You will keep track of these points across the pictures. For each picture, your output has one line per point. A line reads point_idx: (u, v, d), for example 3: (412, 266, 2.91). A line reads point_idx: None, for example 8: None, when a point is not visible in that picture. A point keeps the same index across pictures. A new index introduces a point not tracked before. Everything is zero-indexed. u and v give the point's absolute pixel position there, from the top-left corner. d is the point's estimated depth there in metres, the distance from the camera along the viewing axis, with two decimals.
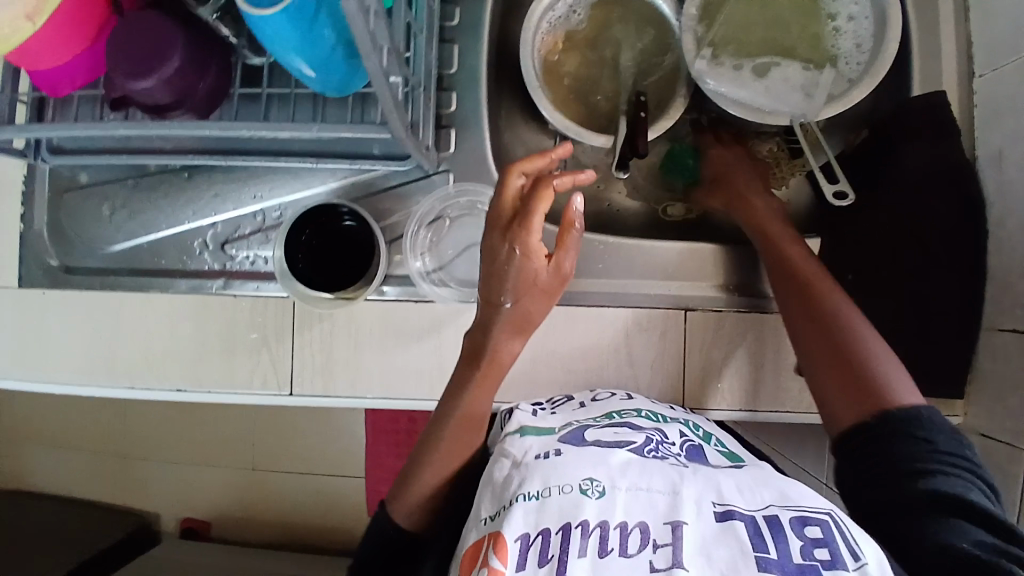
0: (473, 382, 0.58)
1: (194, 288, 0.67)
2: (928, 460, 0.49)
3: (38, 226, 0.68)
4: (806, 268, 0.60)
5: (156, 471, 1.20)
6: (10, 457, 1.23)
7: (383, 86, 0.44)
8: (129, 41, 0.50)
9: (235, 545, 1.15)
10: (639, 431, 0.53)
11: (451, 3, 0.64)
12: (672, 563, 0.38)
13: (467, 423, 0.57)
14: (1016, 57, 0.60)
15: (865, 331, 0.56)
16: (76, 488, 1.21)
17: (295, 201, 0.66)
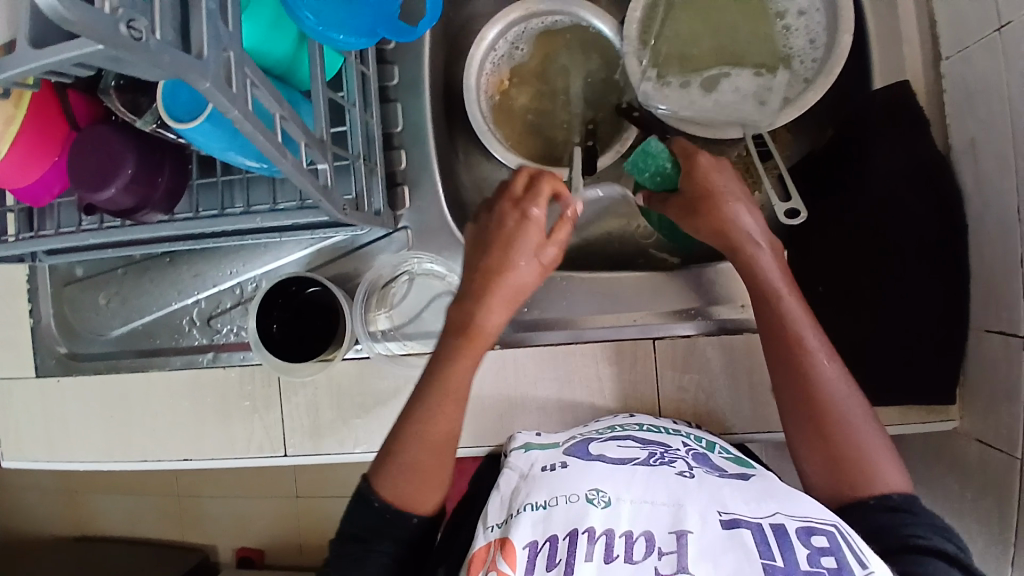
0: (429, 429, 0.53)
1: (187, 364, 0.71)
2: (916, 533, 0.45)
3: (46, 319, 0.74)
4: (789, 308, 0.54)
5: (210, 506, 1.25)
6: (78, 505, 1.31)
7: (304, 184, 0.45)
8: (85, 158, 0.56)
9: (290, 571, 1.19)
10: (643, 445, 0.52)
11: (388, 63, 0.66)
12: (678, 568, 0.36)
13: (428, 476, 0.53)
14: (977, 39, 0.56)
15: (856, 414, 0.51)
16: (140, 529, 1.28)
17: (268, 271, 0.70)
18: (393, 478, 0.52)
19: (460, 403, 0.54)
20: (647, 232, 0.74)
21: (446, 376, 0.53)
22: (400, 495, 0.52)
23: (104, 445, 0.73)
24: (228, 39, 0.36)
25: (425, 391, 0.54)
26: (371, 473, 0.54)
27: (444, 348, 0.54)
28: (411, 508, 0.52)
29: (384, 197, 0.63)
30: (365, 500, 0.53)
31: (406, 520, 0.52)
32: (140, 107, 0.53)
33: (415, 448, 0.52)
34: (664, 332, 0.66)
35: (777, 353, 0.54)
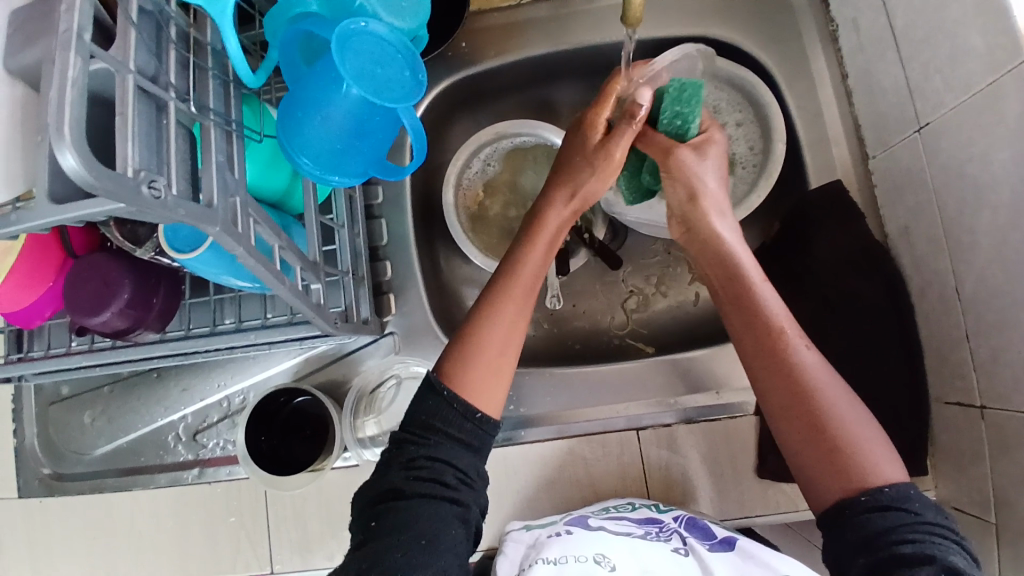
0: (495, 317, 0.56)
1: (172, 481, 0.70)
2: (910, 531, 0.45)
3: (30, 439, 0.73)
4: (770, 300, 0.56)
5: None
6: None
7: (297, 303, 0.50)
8: (82, 285, 0.59)
9: None
10: (636, 525, 0.60)
11: (373, 184, 0.72)
12: None
13: (495, 373, 0.54)
14: (901, 138, 0.62)
15: (836, 395, 0.51)
16: None
17: (255, 383, 0.71)
18: (463, 370, 0.54)
19: (528, 307, 0.58)
20: (621, 322, 0.78)
21: (515, 282, 0.57)
22: (467, 386, 0.53)
23: (86, 570, 0.70)
24: (232, 187, 0.42)
25: (498, 279, 0.58)
26: (440, 365, 0.55)
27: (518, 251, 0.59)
28: (476, 403, 0.53)
29: (371, 307, 0.67)
30: (433, 389, 0.53)
31: (466, 418, 0.52)
32: (139, 237, 0.55)
33: (490, 343, 0.55)
34: (646, 421, 0.68)
35: (766, 358, 0.53)
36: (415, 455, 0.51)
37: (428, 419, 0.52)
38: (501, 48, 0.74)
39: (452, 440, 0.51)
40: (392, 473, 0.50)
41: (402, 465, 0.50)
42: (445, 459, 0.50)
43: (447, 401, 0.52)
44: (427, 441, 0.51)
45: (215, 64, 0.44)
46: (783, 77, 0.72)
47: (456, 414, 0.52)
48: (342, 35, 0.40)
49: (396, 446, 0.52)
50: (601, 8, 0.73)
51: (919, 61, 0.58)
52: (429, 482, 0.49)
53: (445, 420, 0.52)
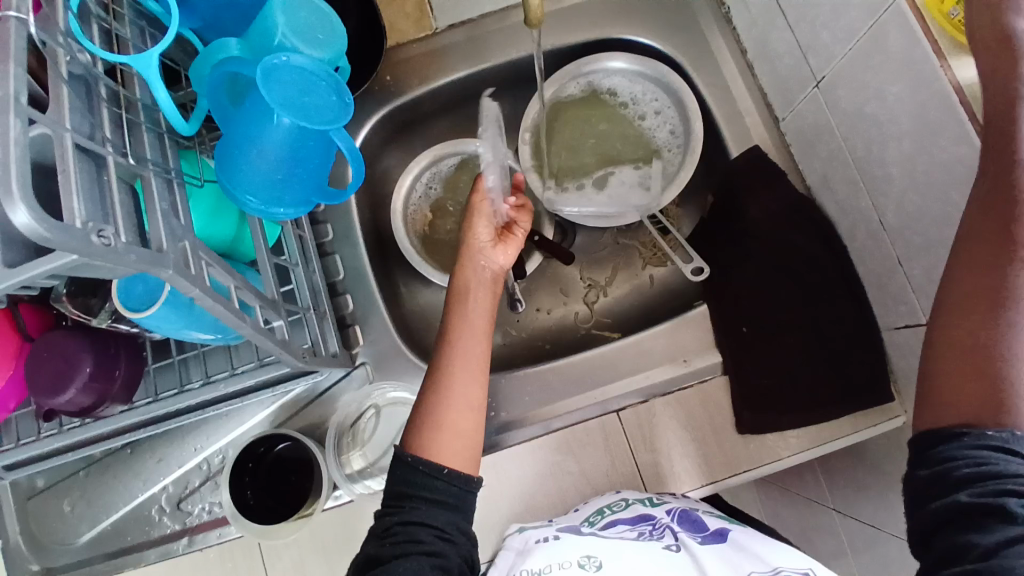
0: (442, 375, 0.58)
1: (163, 555, 0.68)
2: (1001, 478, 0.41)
3: (12, 538, 0.70)
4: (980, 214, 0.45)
5: None
6: None
7: (262, 340, 0.51)
8: (42, 368, 0.58)
9: None
10: (632, 526, 0.59)
11: (321, 222, 0.74)
12: None
13: (455, 430, 0.56)
14: (803, 95, 0.68)
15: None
16: None
17: (233, 439, 0.70)
18: (423, 434, 0.55)
19: (476, 359, 0.60)
20: (585, 316, 0.81)
21: (453, 339, 0.60)
22: (429, 446, 0.54)
23: None
24: (180, 233, 0.43)
25: (441, 341, 0.61)
26: (405, 438, 0.56)
27: (451, 313, 0.63)
28: (441, 460, 0.54)
29: (337, 340, 0.67)
30: (400, 460, 0.53)
31: (436, 477, 0.52)
32: (92, 307, 0.56)
33: (444, 406, 0.56)
34: (623, 402, 0.70)
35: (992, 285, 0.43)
36: (390, 523, 0.51)
37: (400, 488, 0.52)
38: (425, 74, 0.77)
39: (426, 502, 0.51)
40: (370, 544, 0.51)
41: (379, 536, 0.51)
42: (419, 521, 0.50)
43: (412, 465, 0.53)
44: (402, 508, 0.51)
45: (148, 118, 0.45)
46: (688, 61, 0.77)
47: (421, 475, 0.52)
48: (265, 71, 0.42)
49: (377, 519, 0.52)
50: (511, 24, 0.77)
51: (805, 22, 0.63)
52: (404, 543, 0.49)
53: (413, 484, 0.52)
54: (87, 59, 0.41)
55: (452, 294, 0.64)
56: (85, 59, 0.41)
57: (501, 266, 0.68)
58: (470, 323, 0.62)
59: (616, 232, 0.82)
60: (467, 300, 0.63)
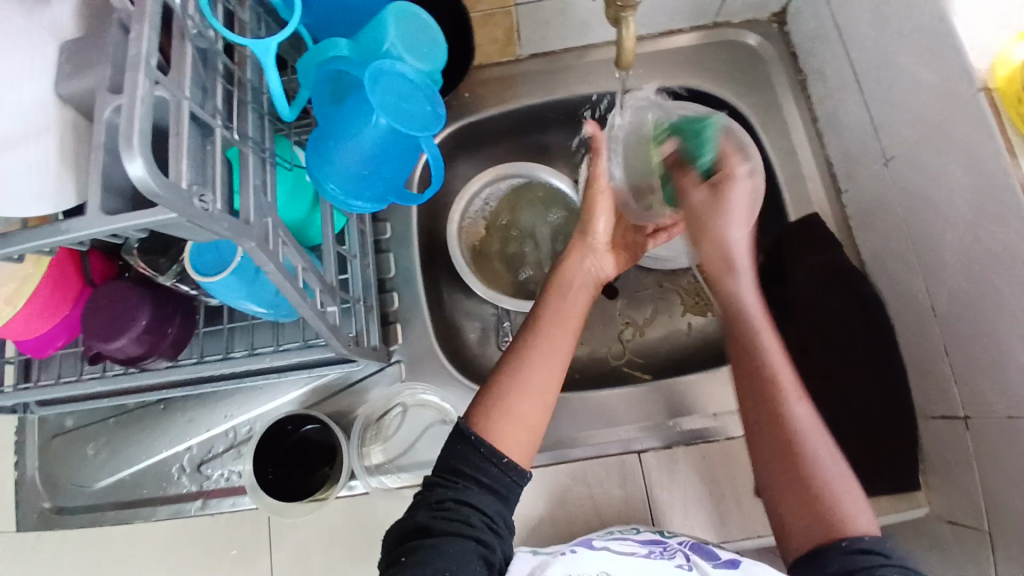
0: (521, 364, 0.58)
1: (174, 513, 0.69)
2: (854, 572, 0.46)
3: (30, 472, 0.72)
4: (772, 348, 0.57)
5: None
6: None
7: (316, 323, 0.53)
8: (101, 312, 0.61)
9: None
10: (641, 546, 0.60)
11: (382, 220, 0.76)
12: None
13: (523, 420, 0.55)
14: (870, 171, 0.68)
15: (822, 444, 0.53)
16: None
17: (262, 413, 0.72)
18: (490, 418, 0.55)
19: (556, 354, 0.59)
20: (618, 352, 0.81)
21: (539, 331, 0.61)
22: (491, 430, 0.54)
23: None
24: (265, 209, 0.46)
25: (526, 330, 0.61)
26: (469, 415, 0.56)
27: (546, 303, 0.64)
28: (501, 447, 0.54)
29: (379, 335, 0.69)
30: (461, 435, 0.54)
31: (492, 462, 0.52)
32: (160, 265, 0.59)
33: (515, 395, 0.56)
34: (646, 444, 0.70)
35: (770, 415, 0.54)
36: (442, 497, 0.51)
37: (457, 465, 0.53)
38: (501, 97, 0.80)
39: (480, 486, 0.52)
40: (419, 513, 0.51)
41: (429, 506, 0.51)
42: (471, 504, 0.50)
43: (475, 445, 0.53)
44: (455, 485, 0.51)
45: (254, 98, 0.48)
46: (758, 121, 0.79)
47: (480, 456, 0.52)
48: (373, 73, 0.45)
49: (427, 490, 0.52)
50: (591, 62, 0.80)
51: (880, 101, 0.64)
52: (455, 523, 0.49)
53: (472, 464, 0.52)
54: (213, 37, 0.43)
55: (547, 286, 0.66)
56: (211, 35, 0.43)
57: (604, 275, 0.70)
58: (564, 318, 0.62)
59: (660, 276, 0.83)
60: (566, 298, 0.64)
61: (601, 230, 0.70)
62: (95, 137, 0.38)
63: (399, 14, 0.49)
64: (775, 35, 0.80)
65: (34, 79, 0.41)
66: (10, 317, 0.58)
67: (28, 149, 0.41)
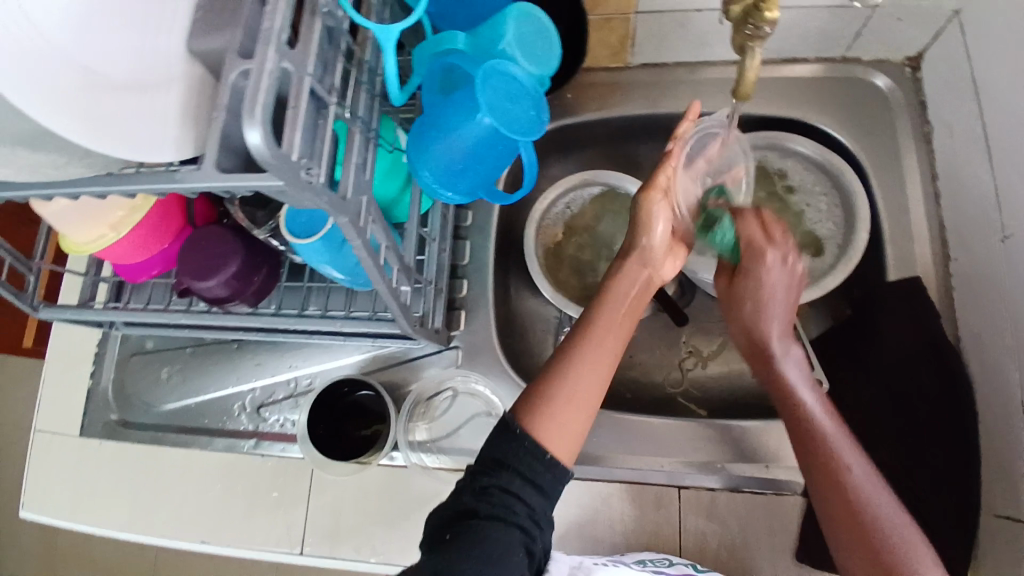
0: (575, 364, 0.57)
1: (228, 447, 0.75)
2: None
3: (105, 382, 0.81)
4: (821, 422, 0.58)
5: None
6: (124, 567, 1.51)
7: (388, 301, 0.54)
8: (197, 252, 0.66)
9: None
10: None
11: (465, 208, 0.78)
12: None
13: (568, 423, 0.55)
14: (985, 244, 0.63)
15: (883, 497, 0.55)
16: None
17: (323, 370, 0.76)
18: (535, 414, 0.55)
19: (604, 363, 0.58)
20: (675, 380, 0.80)
21: (593, 335, 0.59)
22: (538, 427, 0.54)
23: (127, 514, 0.76)
24: (363, 187, 0.47)
25: (580, 329, 0.60)
26: (515, 409, 0.56)
27: (600, 308, 0.62)
28: (547, 448, 0.53)
29: (443, 318, 0.71)
30: (507, 427, 0.54)
31: (535, 458, 0.52)
32: (257, 219, 0.63)
33: (563, 395, 0.56)
34: (690, 481, 0.68)
35: (822, 472, 0.56)
36: (487, 484, 0.51)
37: (499, 455, 0.53)
38: (603, 103, 0.79)
39: (521, 478, 0.51)
40: (464, 496, 0.51)
41: (474, 491, 0.51)
42: (515, 494, 0.50)
43: (519, 439, 0.53)
44: (499, 474, 0.52)
45: (368, 78, 0.49)
46: (873, 170, 0.74)
47: (525, 452, 0.52)
48: (486, 71, 0.45)
49: (471, 475, 0.52)
50: (702, 80, 0.77)
51: (1013, 172, 0.59)
52: (499, 509, 0.50)
53: (514, 456, 0.52)
54: (341, 16, 0.45)
55: (605, 291, 0.63)
56: (339, 15, 0.44)
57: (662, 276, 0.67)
58: (609, 325, 0.60)
59: None
60: (621, 306, 0.62)
61: (658, 236, 0.65)
62: (219, 98, 0.40)
63: (520, 15, 0.49)
64: (906, 80, 0.75)
65: (170, 33, 0.45)
66: (113, 243, 0.64)
67: (155, 98, 0.44)
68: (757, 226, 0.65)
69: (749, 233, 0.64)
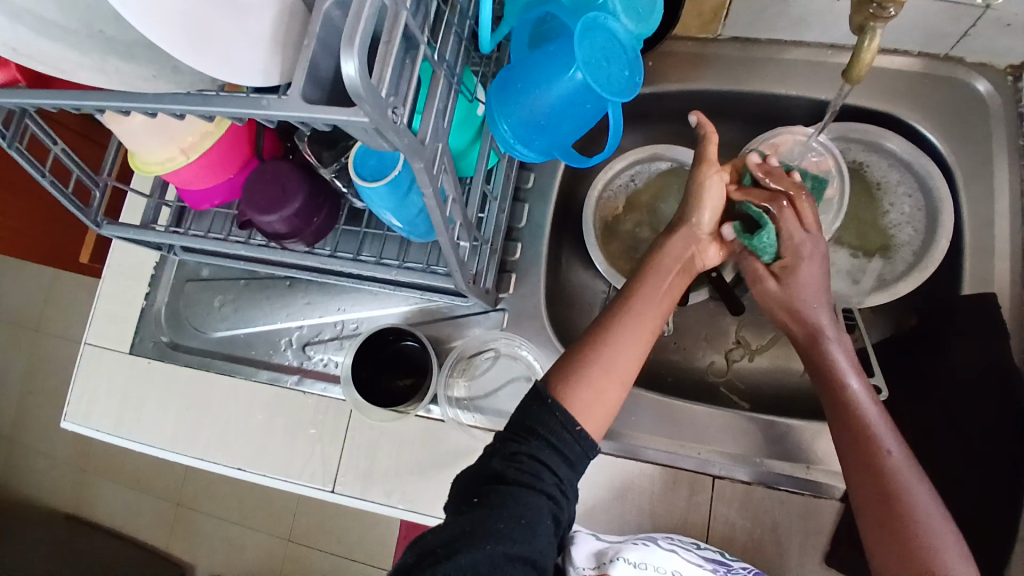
0: (613, 339, 0.57)
1: (272, 380, 0.77)
2: None
3: (160, 304, 0.84)
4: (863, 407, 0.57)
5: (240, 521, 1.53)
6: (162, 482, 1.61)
7: (449, 253, 0.54)
8: (263, 185, 0.66)
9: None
10: (706, 560, 0.61)
11: (528, 170, 0.77)
12: None
13: (604, 396, 0.54)
14: None
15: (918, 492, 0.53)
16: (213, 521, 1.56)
17: (370, 317, 0.76)
18: (570, 384, 0.54)
19: (648, 334, 0.59)
20: (719, 368, 0.78)
21: (631, 305, 0.60)
22: (571, 397, 0.54)
23: (170, 432, 0.79)
24: (440, 134, 0.47)
25: (619, 302, 0.60)
26: (549, 378, 0.56)
27: (642, 283, 0.62)
28: (578, 418, 0.53)
29: (494, 278, 0.70)
30: (540, 397, 0.54)
31: (567, 430, 0.52)
32: (323, 157, 0.63)
33: (599, 370, 0.55)
34: (725, 471, 0.68)
35: (859, 450, 0.55)
36: (518, 451, 0.51)
37: (529, 423, 0.53)
38: (684, 75, 0.76)
39: (551, 448, 0.51)
40: (494, 460, 0.51)
41: (503, 456, 0.51)
42: (545, 463, 0.50)
43: (551, 409, 0.53)
44: (528, 441, 0.52)
45: (458, 22, 0.48)
46: (965, 175, 0.69)
47: (556, 421, 0.52)
48: (585, 24, 0.43)
49: (502, 441, 0.52)
50: (792, 62, 0.73)
51: None
52: (528, 476, 0.50)
53: (546, 425, 0.52)
54: None
55: (648, 265, 0.63)
56: None
57: (708, 262, 0.68)
58: (654, 297, 0.61)
59: None
60: (666, 280, 0.62)
61: (709, 216, 0.66)
62: (313, 25, 0.40)
63: None
64: (1007, 89, 0.70)
65: None
66: (184, 166, 0.65)
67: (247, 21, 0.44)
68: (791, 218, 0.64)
69: (788, 230, 0.64)
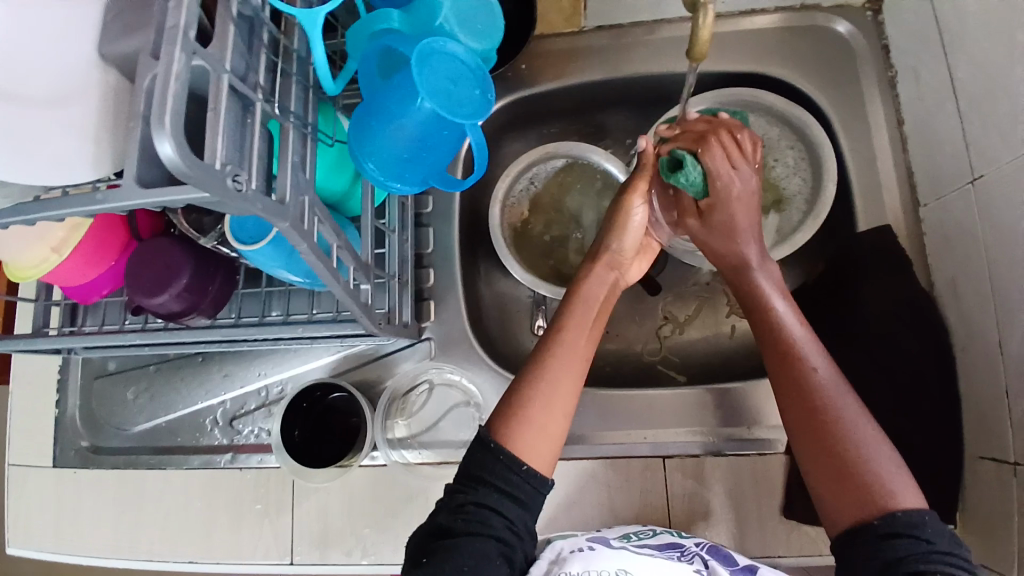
0: (546, 371, 0.56)
1: (205, 464, 0.73)
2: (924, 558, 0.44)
3: (71, 410, 0.78)
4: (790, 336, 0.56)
5: None
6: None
7: (347, 301, 0.52)
8: (144, 266, 0.62)
9: None
10: (658, 548, 0.59)
11: (425, 194, 0.75)
12: None
13: (545, 433, 0.53)
14: (954, 189, 0.62)
15: (850, 410, 0.52)
16: None
17: (294, 375, 0.74)
18: (511, 425, 0.53)
19: (582, 367, 0.58)
20: (653, 348, 0.79)
21: (565, 338, 0.58)
22: (514, 439, 0.52)
23: (108, 540, 0.74)
24: (303, 186, 0.45)
25: (549, 334, 0.59)
26: (491, 421, 0.54)
27: (571, 313, 0.60)
28: (523, 457, 0.52)
29: (411, 311, 0.69)
30: (483, 444, 0.52)
31: (513, 471, 0.51)
32: (204, 225, 0.59)
33: (539, 405, 0.54)
34: (672, 450, 0.68)
35: (790, 382, 0.54)
36: (463, 501, 0.50)
37: (475, 471, 0.51)
38: (560, 71, 0.76)
39: (499, 493, 0.50)
40: (441, 514, 0.50)
41: (450, 509, 0.50)
42: (492, 507, 0.49)
43: (494, 452, 0.51)
44: (475, 489, 0.50)
45: (299, 69, 0.46)
46: (840, 119, 0.72)
47: (501, 465, 0.51)
48: (423, 52, 0.42)
49: (449, 494, 0.51)
50: (660, 39, 0.74)
51: (978, 114, 0.58)
52: (475, 524, 0.49)
53: (491, 471, 0.51)
54: (258, 2, 0.41)
55: (575, 291, 0.62)
56: (257, 2, 0.41)
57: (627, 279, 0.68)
58: (589, 326, 0.60)
59: (708, 273, 0.80)
60: (594, 309, 0.61)
61: (629, 239, 0.66)
62: (133, 105, 0.37)
63: None
64: (869, 26, 0.72)
65: (79, 39, 0.41)
66: (56, 266, 0.60)
67: (68, 111, 0.41)
68: (721, 154, 0.61)
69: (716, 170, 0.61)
